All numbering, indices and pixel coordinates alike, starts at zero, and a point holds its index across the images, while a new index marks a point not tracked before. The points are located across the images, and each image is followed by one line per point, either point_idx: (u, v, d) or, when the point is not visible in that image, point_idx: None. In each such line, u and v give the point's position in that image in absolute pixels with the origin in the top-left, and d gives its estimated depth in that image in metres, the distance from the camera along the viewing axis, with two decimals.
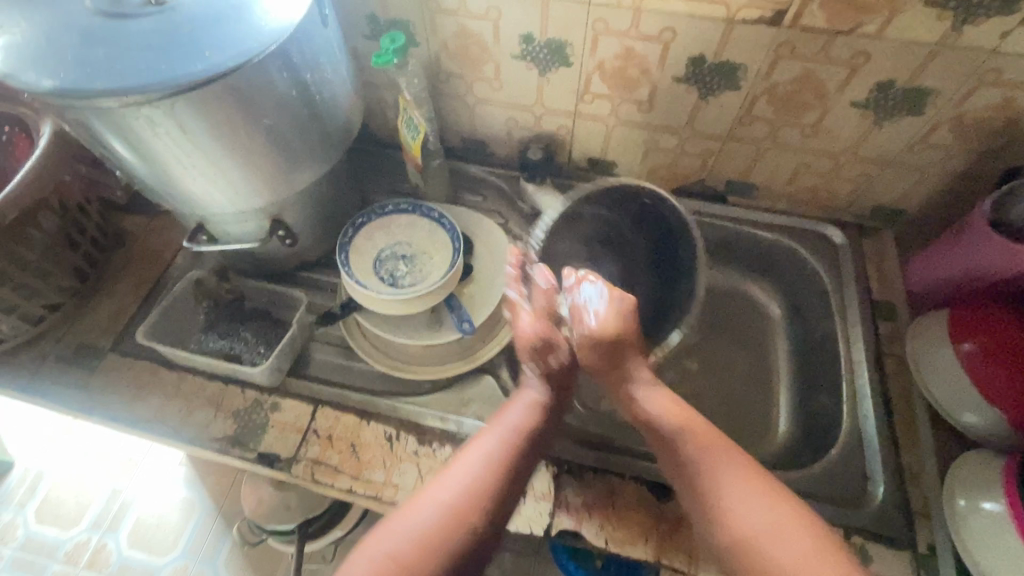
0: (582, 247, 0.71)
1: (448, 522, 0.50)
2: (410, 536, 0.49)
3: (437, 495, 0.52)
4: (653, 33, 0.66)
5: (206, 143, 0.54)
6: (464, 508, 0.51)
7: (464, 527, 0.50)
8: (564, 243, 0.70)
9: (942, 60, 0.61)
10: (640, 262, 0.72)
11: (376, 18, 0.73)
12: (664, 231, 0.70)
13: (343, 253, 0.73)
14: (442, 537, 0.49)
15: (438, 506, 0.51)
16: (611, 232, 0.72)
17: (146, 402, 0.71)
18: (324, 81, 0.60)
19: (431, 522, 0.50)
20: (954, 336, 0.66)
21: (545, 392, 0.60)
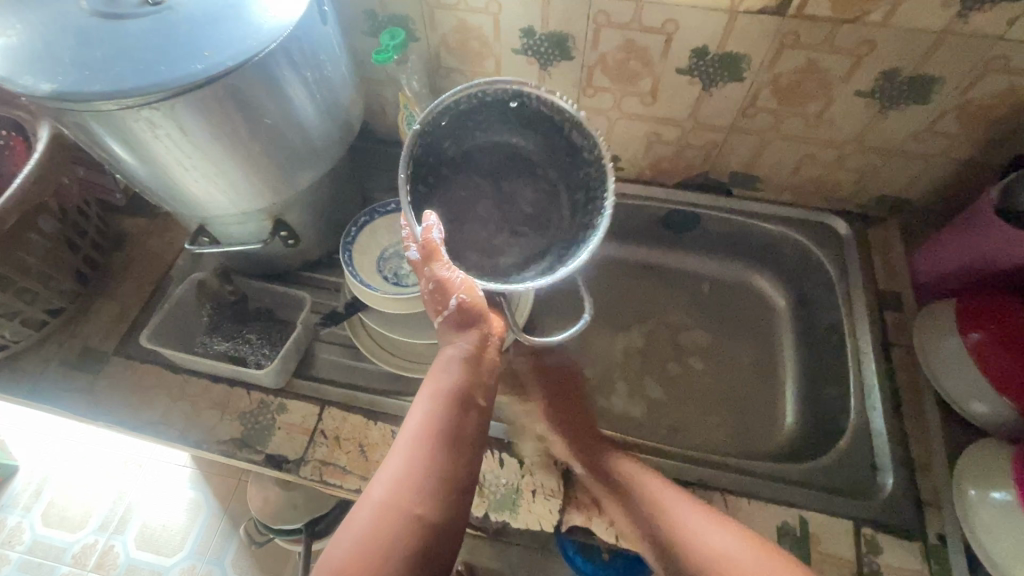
0: (481, 180, 0.60)
1: (386, 525, 0.45)
2: (347, 553, 0.44)
3: (371, 496, 0.47)
4: (655, 25, 0.66)
5: (206, 145, 0.54)
6: (402, 503, 0.46)
7: (405, 526, 0.45)
8: (454, 185, 0.59)
9: (948, 48, 0.60)
10: (544, 166, 0.61)
11: (374, 14, 0.72)
12: (544, 136, 0.60)
13: (347, 252, 0.73)
14: (383, 543, 0.44)
15: (372, 511, 0.46)
16: (489, 157, 0.60)
17: (152, 406, 0.71)
18: (323, 79, 0.59)
19: (368, 530, 0.45)
20: (963, 326, 0.66)
21: (464, 342, 0.55)
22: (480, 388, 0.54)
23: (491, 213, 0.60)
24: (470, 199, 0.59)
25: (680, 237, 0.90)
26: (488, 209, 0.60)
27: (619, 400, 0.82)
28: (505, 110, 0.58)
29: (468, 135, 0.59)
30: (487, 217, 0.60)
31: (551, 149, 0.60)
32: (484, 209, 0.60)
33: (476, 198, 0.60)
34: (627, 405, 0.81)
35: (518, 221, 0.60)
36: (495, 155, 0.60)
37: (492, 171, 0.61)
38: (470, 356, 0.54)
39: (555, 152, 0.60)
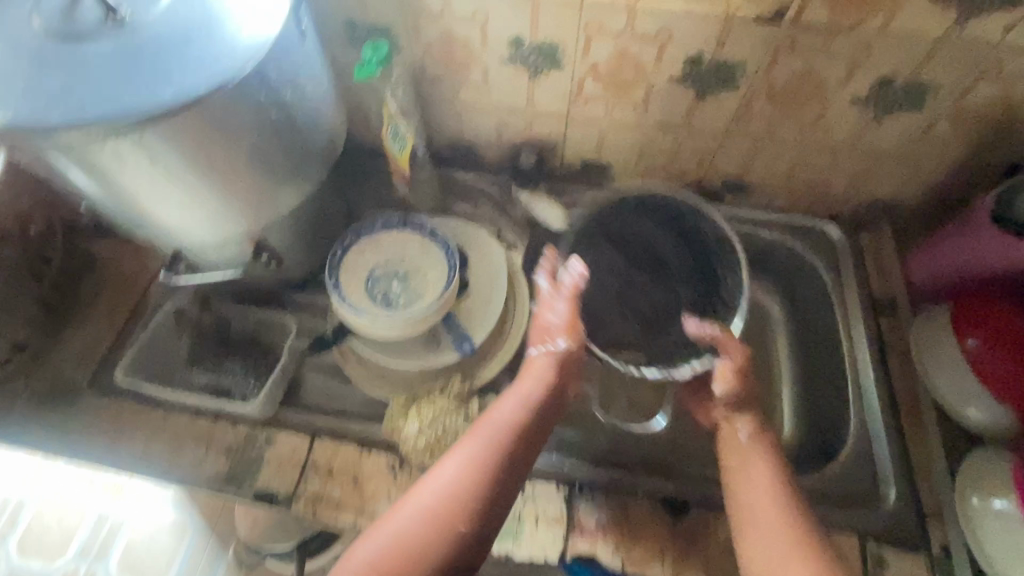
0: (632, 264, 0.76)
1: (425, 528, 0.53)
2: (389, 542, 0.53)
3: (417, 499, 0.55)
4: (648, 33, 0.63)
5: (180, 174, 0.50)
6: (442, 513, 0.54)
7: (447, 534, 0.53)
8: (605, 249, 0.75)
9: (944, 55, 0.60)
10: (681, 273, 0.75)
11: (354, 23, 0.69)
12: (698, 252, 0.74)
13: (333, 275, 0.70)
14: (420, 541, 0.53)
15: (416, 512, 0.54)
16: (643, 249, 0.76)
17: (130, 444, 0.67)
18: (303, 96, 0.55)
19: (408, 529, 0.53)
20: (957, 332, 0.67)
21: (545, 383, 0.61)
22: (535, 431, 0.59)
23: (617, 289, 0.76)
24: (607, 271, 0.75)
25: None
26: (620, 283, 0.76)
27: None
28: (665, 212, 0.75)
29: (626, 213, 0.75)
30: (615, 288, 0.75)
31: (693, 270, 0.75)
32: (611, 281, 0.75)
33: (613, 271, 0.75)
34: None
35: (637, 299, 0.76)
36: (638, 242, 0.76)
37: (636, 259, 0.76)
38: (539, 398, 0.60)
39: (699, 272, 0.74)
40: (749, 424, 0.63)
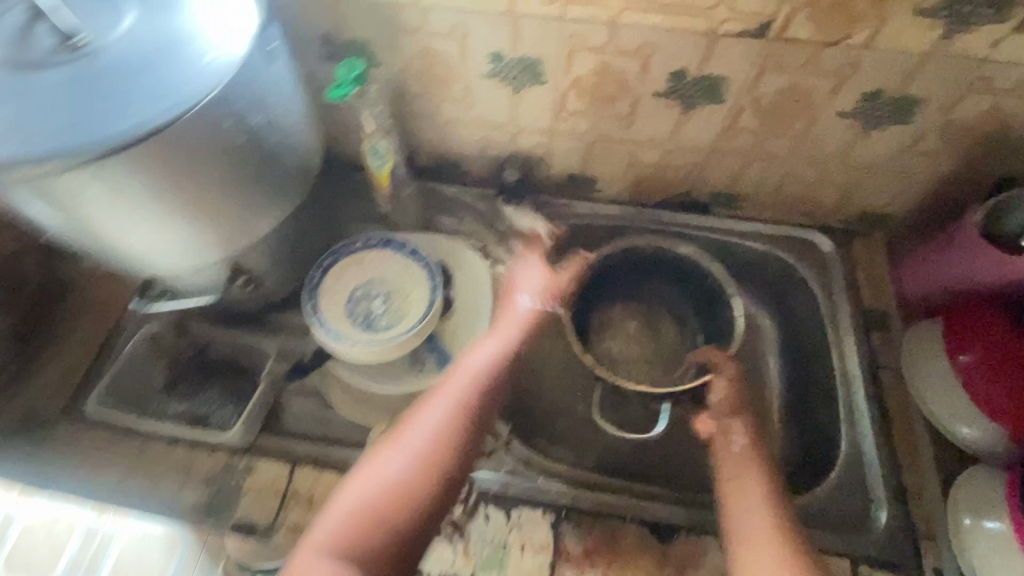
0: (647, 305, 0.85)
1: (422, 463, 0.55)
2: (387, 480, 0.53)
3: (409, 441, 0.56)
4: (631, 48, 0.62)
5: (144, 203, 0.48)
6: (438, 451, 0.55)
7: (434, 471, 0.55)
8: (620, 293, 0.85)
9: (932, 69, 0.58)
10: (693, 319, 0.84)
11: (331, 39, 0.67)
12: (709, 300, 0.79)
13: (312, 299, 0.69)
14: (418, 475, 0.54)
15: (411, 451, 0.55)
16: (663, 294, 0.85)
17: (104, 475, 0.65)
18: (273, 120, 0.53)
19: (405, 467, 0.54)
20: (950, 348, 0.66)
21: (514, 333, 0.66)
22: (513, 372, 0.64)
23: (639, 326, 0.85)
24: (627, 311, 0.85)
25: None
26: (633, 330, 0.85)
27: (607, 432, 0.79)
28: (680, 270, 0.80)
29: (636, 270, 0.82)
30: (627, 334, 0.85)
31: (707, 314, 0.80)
32: (632, 320, 0.85)
33: (624, 320, 0.85)
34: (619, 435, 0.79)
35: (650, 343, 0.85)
36: (646, 300, 0.86)
37: (646, 313, 0.85)
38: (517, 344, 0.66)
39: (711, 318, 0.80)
40: (742, 435, 0.64)
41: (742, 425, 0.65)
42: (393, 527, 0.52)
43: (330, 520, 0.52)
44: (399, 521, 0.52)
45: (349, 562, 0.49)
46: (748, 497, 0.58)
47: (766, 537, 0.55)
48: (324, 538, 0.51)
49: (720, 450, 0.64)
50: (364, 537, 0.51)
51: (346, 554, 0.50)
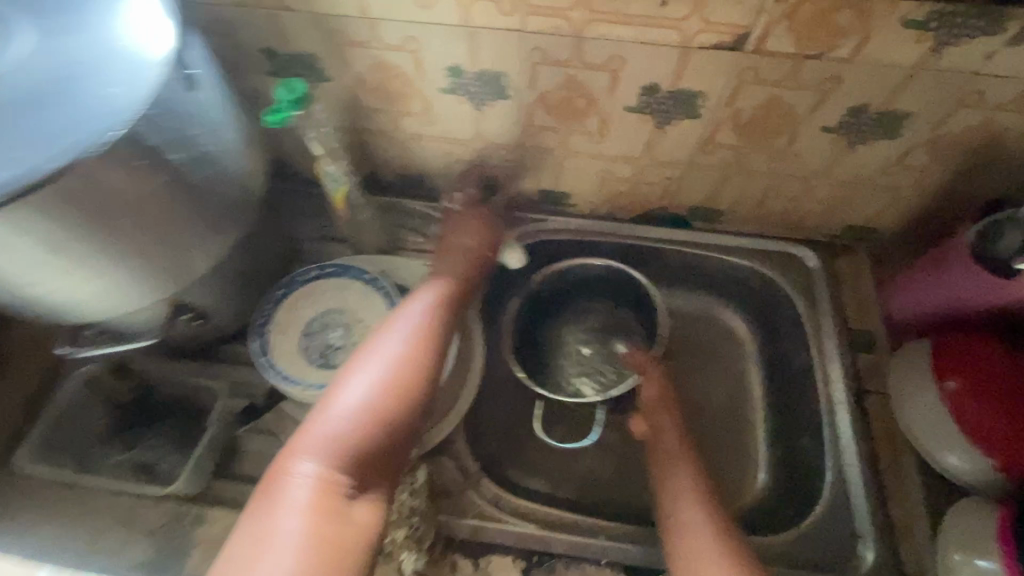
0: (602, 321, 0.81)
1: (400, 371, 0.55)
2: (367, 390, 0.53)
3: (381, 354, 0.56)
4: (599, 62, 0.57)
5: (43, 255, 0.43)
6: (412, 361, 0.56)
7: (417, 367, 0.56)
8: (571, 308, 0.82)
9: (921, 83, 0.54)
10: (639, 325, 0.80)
11: (275, 52, 0.62)
12: (641, 303, 0.79)
13: (261, 337, 0.65)
14: (399, 383, 0.54)
15: (386, 362, 0.55)
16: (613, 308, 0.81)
17: (40, 534, 0.60)
18: (205, 155, 0.48)
19: (388, 369, 0.55)
20: (937, 373, 0.62)
21: (465, 264, 0.71)
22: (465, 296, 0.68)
23: (599, 339, 0.80)
24: (586, 328, 0.81)
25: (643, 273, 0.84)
26: (585, 352, 0.80)
27: (585, 460, 0.76)
28: (624, 291, 0.80)
29: (578, 293, 0.82)
30: (577, 355, 0.80)
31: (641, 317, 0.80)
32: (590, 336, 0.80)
33: (579, 337, 0.81)
34: (597, 464, 0.76)
35: (602, 364, 0.79)
36: (595, 319, 0.81)
37: (595, 332, 0.81)
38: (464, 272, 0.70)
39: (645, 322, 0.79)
40: (672, 432, 0.68)
41: (672, 419, 0.69)
42: (382, 431, 0.52)
43: (314, 433, 0.50)
44: (388, 426, 0.52)
45: (346, 465, 0.49)
46: (694, 529, 0.58)
47: (713, 547, 0.56)
48: (312, 449, 0.49)
49: (653, 446, 0.68)
50: (356, 442, 0.50)
51: (341, 459, 0.49)
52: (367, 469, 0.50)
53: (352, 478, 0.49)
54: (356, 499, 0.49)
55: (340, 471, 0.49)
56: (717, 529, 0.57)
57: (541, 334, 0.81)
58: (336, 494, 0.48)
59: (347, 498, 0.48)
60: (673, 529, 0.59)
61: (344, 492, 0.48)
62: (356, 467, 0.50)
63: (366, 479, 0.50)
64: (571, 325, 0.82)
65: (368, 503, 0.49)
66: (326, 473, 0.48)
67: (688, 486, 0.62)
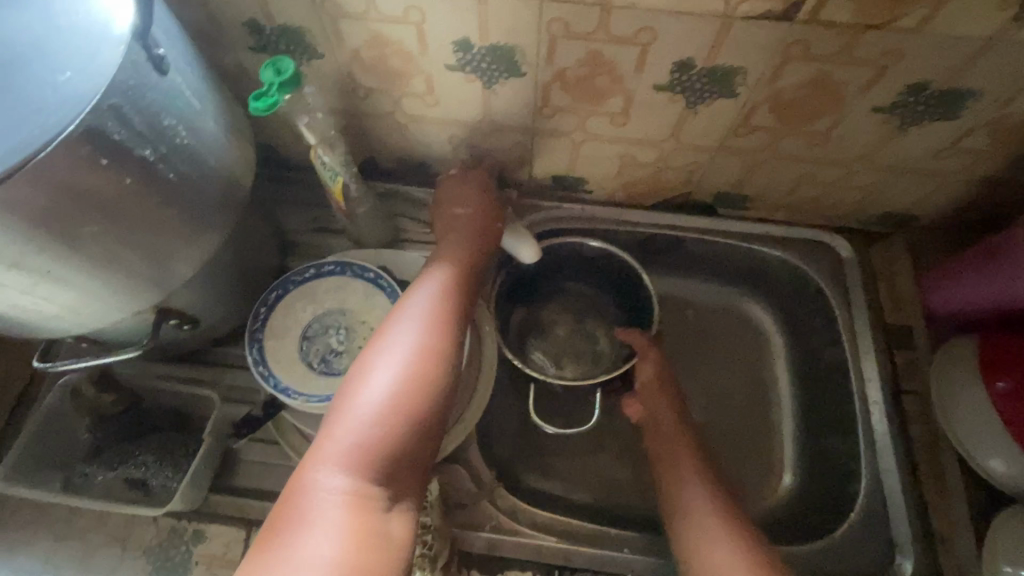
0: (576, 302, 0.77)
1: (424, 361, 0.48)
2: (391, 385, 0.46)
3: (399, 345, 0.49)
4: (627, 34, 0.50)
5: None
6: (435, 348, 0.50)
7: (442, 353, 0.49)
8: (546, 288, 0.77)
9: (993, 57, 0.48)
10: (612, 308, 0.76)
11: (259, 26, 0.55)
12: (622, 280, 0.73)
13: (255, 344, 0.59)
14: (425, 374, 0.47)
15: (407, 352, 0.48)
16: (589, 293, 0.77)
17: (35, 553, 0.57)
18: (182, 149, 0.41)
19: (410, 358, 0.48)
20: (985, 374, 0.58)
21: (472, 236, 0.63)
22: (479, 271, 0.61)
23: (575, 321, 0.76)
24: (562, 310, 0.77)
25: (662, 262, 0.79)
26: (561, 333, 0.76)
27: (602, 461, 0.72)
28: (611, 273, 0.74)
29: (562, 272, 0.76)
30: (554, 338, 0.76)
31: (621, 296, 0.75)
32: (565, 317, 0.77)
33: (556, 320, 0.77)
34: (615, 465, 0.72)
35: (578, 347, 0.75)
36: (570, 300, 0.77)
37: (571, 315, 0.77)
38: (471, 246, 0.62)
39: (626, 301, 0.74)
40: (667, 414, 0.65)
41: (664, 396, 0.67)
42: (412, 432, 0.45)
43: (336, 441, 0.43)
44: (418, 424, 0.46)
45: (378, 474, 0.43)
46: (720, 544, 0.53)
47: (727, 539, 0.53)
48: (335, 461, 0.43)
49: (651, 429, 0.65)
50: (387, 447, 0.44)
51: (372, 468, 0.43)
52: (399, 478, 0.44)
53: (385, 487, 0.43)
54: (392, 509, 0.43)
55: (371, 482, 0.43)
56: (748, 542, 0.53)
57: (518, 315, 0.76)
58: (370, 506, 0.42)
59: (383, 511, 0.42)
60: (687, 514, 0.57)
61: (379, 505, 0.42)
62: (389, 474, 0.44)
63: (400, 485, 0.44)
64: (548, 308, 0.77)
65: (404, 513, 0.44)
66: (357, 485, 0.42)
67: (713, 498, 0.57)
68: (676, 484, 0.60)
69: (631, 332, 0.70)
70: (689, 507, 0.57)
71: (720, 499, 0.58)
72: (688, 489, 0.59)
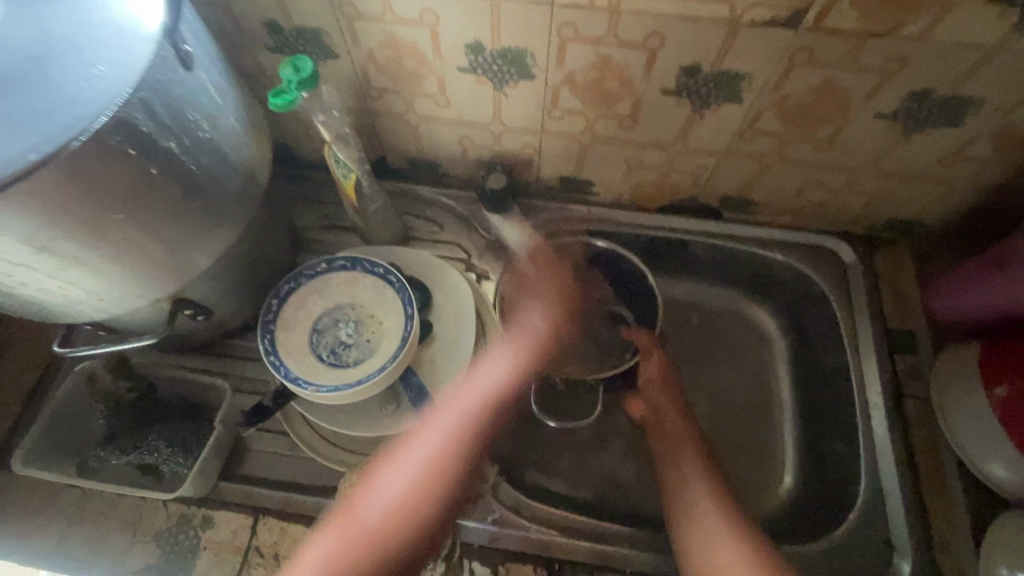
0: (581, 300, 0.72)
1: (432, 481, 0.53)
2: (394, 497, 0.51)
3: (417, 456, 0.54)
4: (635, 39, 0.52)
5: (20, 254, 0.38)
6: (446, 472, 0.54)
7: (453, 477, 0.54)
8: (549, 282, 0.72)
9: (995, 66, 0.49)
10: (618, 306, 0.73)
11: (279, 27, 0.57)
12: (629, 275, 0.73)
13: (267, 335, 0.60)
14: (426, 492, 0.52)
15: (420, 468, 0.53)
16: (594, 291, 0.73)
17: (49, 535, 0.58)
18: (204, 143, 0.43)
19: (422, 475, 0.53)
20: (986, 379, 0.59)
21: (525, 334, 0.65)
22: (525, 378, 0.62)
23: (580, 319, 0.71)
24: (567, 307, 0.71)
25: (668, 264, 0.80)
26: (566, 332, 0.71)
27: (605, 460, 0.73)
28: (619, 272, 0.74)
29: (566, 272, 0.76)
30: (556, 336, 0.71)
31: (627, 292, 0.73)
32: None
33: None
34: (618, 464, 0.73)
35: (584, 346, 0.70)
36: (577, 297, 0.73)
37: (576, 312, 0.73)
38: (521, 346, 0.64)
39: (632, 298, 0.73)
40: (671, 413, 0.66)
41: (668, 396, 0.67)
42: (396, 552, 0.49)
43: (331, 539, 0.49)
44: (404, 544, 0.50)
45: None
46: (721, 542, 0.55)
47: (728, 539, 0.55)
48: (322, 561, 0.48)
49: (655, 430, 0.66)
50: (370, 558, 0.48)
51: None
52: None
53: None
54: None
55: None
56: (747, 542, 0.54)
57: None
58: None
59: None
60: (689, 512, 0.58)
61: None
62: None
63: None
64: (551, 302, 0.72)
65: None
66: None
67: (714, 497, 0.58)
68: (679, 484, 0.60)
69: (636, 330, 0.70)
70: (691, 505, 0.58)
71: (722, 497, 0.58)
72: (692, 489, 0.60)
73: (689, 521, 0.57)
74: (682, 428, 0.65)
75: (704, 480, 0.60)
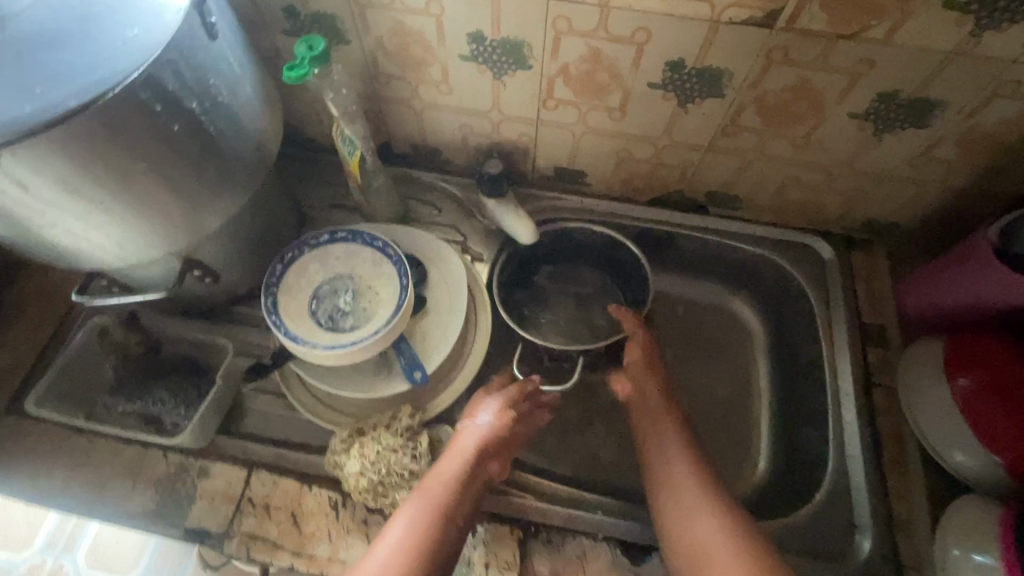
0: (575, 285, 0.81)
1: None
2: None
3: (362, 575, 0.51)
4: (624, 34, 0.56)
5: (53, 195, 0.42)
6: None
7: None
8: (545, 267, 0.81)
9: (956, 69, 0.53)
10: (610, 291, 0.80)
11: (296, 11, 0.61)
12: (618, 267, 0.79)
13: (270, 296, 0.64)
14: None
15: None
16: (591, 280, 0.80)
17: (54, 478, 0.62)
18: (222, 107, 0.47)
19: None
20: (949, 371, 0.62)
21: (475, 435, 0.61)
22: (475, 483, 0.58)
23: (574, 299, 0.80)
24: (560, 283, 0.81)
25: (656, 256, 0.83)
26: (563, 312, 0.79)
27: (588, 439, 0.76)
28: (614, 258, 0.78)
29: (562, 260, 0.81)
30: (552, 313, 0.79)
31: (620, 281, 0.79)
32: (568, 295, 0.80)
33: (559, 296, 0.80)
34: (600, 444, 0.76)
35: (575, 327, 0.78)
36: (576, 284, 0.81)
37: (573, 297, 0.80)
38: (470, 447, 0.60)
39: (626, 287, 0.79)
40: (653, 393, 0.68)
41: (651, 378, 0.70)
42: None
43: None
44: None
45: None
46: (700, 515, 0.57)
47: (704, 510, 0.58)
48: None
49: (636, 409, 0.69)
50: None
51: None
52: None
53: None
54: None
55: None
56: (713, 512, 0.57)
57: (518, 297, 0.79)
58: None
59: None
60: (669, 483, 0.61)
61: None
62: None
63: None
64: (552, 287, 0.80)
65: None
66: None
67: (687, 471, 0.61)
68: (660, 462, 0.63)
69: (622, 310, 0.73)
70: (670, 479, 0.61)
71: (696, 472, 0.61)
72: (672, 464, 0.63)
73: (668, 492, 0.61)
74: (660, 409, 0.67)
75: (684, 458, 0.63)
